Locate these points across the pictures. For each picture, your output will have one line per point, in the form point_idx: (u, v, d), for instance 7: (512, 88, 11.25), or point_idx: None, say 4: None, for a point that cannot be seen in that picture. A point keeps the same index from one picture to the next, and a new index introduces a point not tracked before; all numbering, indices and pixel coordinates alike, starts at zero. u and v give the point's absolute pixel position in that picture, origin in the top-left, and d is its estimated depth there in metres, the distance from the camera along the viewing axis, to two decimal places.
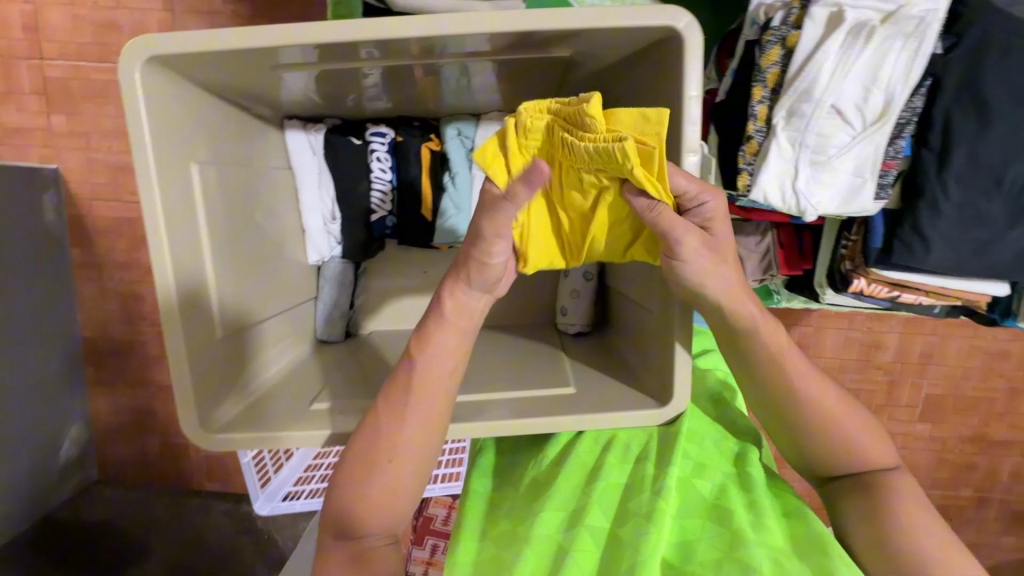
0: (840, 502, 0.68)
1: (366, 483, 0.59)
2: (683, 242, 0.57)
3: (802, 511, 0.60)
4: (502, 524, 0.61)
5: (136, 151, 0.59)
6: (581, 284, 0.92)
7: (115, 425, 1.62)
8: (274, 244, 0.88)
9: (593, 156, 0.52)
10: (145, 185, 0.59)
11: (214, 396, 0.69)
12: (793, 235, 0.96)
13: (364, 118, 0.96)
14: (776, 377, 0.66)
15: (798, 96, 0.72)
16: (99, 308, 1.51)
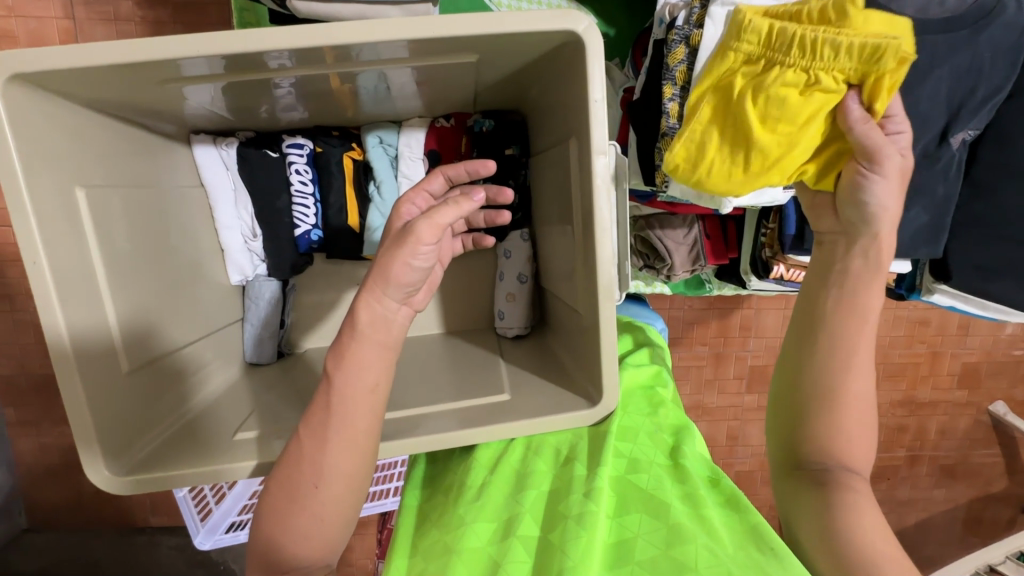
0: (799, 494, 0.61)
1: (291, 515, 0.57)
2: (887, 158, 0.59)
3: (738, 496, 0.62)
4: (432, 538, 0.61)
5: (5, 178, 0.54)
6: (519, 288, 0.92)
7: (42, 465, 1.51)
8: (191, 267, 0.82)
9: (847, 53, 0.58)
10: (18, 220, 0.54)
11: (123, 436, 0.64)
12: (718, 226, 1.00)
13: (279, 130, 0.92)
14: (837, 321, 0.61)
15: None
16: (14, 343, 1.41)
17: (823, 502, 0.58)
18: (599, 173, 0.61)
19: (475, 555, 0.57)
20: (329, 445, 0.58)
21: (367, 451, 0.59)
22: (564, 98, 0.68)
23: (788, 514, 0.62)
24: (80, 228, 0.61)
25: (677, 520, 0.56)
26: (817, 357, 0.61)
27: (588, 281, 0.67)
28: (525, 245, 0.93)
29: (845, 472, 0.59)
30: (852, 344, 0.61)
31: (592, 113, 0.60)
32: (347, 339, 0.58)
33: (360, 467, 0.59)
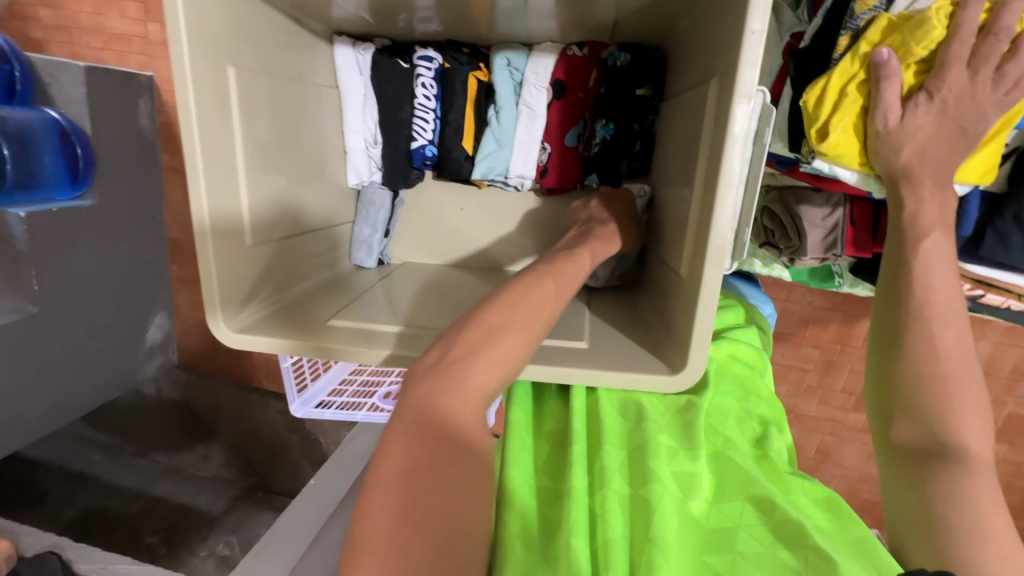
0: (896, 478, 0.60)
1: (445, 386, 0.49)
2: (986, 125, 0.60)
3: (846, 511, 0.58)
4: (546, 484, 0.63)
5: (175, 50, 0.59)
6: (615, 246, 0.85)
7: (193, 321, 1.82)
8: (316, 163, 0.89)
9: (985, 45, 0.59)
10: (182, 99, 0.61)
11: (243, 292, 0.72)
12: (869, 212, 0.84)
13: (413, 41, 0.93)
14: (915, 316, 0.62)
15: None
16: (184, 210, 1.69)
17: (921, 482, 0.57)
18: (738, 123, 0.53)
19: (579, 494, 0.58)
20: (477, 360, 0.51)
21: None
22: (714, 31, 0.59)
23: (889, 499, 0.61)
24: (228, 107, 0.67)
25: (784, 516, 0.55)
26: (903, 351, 0.62)
27: (698, 238, 0.61)
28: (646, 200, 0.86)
29: (958, 458, 0.57)
30: (932, 335, 0.61)
31: (745, 45, 0.51)
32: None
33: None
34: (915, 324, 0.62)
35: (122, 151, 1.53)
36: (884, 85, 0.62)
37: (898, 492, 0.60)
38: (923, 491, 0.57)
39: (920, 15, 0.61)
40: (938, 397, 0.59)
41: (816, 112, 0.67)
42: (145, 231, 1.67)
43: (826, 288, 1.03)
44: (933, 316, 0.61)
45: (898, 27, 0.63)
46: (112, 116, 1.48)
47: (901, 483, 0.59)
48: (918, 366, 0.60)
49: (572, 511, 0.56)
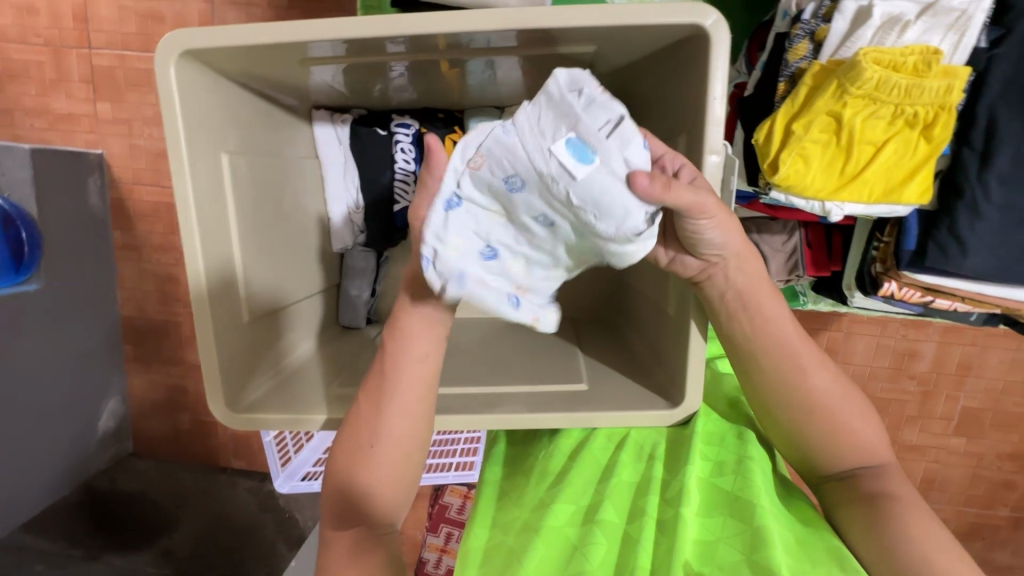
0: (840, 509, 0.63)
1: (377, 434, 0.63)
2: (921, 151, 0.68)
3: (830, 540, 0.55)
4: (513, 515, 0.62)
5: (172, 142, 0.63)
6: (512, 259, 0.57)
7: (149, 401, 1.72)
8: (301, 231, 0.90)
9: (924, 93, 0.65)
10: (180, 186, 0.63)
11: (243, 380, 0.72)
12: (822, 235, 0.93)
13: (389, 110, 0.97)
14: (773, 357, 0.63)
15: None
16: (138, 287, 1.62)
17: (866, 510, 0.61)
18: (708, 173, 0.59)
19: (556, 533, 0.57)
20: (392, 407, 0.64)
21: (424, 419, 0.65)
22: (675, 93, 0.67)
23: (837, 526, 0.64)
24: (221, 186, 0.69)
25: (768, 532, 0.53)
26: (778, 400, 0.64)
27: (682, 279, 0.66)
28: (479, 161, 0.54)
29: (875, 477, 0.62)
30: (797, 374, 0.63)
31: (710, 110, 0.58)
32: (402, 310, 0.64)
33: (414, 435, 0.65)
34: (781, 365, 0.63)
35: (72, 233, 1.48)
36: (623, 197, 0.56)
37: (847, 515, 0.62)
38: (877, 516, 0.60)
39: (850, 61, 0.66)
40: (829, 427, 0.63)
41: (768, 149, 0.72)
42: (95, 312, 1.58)
43: (792, 307, 1.10)
44: (790, 350, 0.63)
45: (832, 71, 0.68)
46: (60, 197, 1.43)
47: (847, 514, 0.62)
48: (794, 405, 0.63)
49: (531, 555, 0.55)
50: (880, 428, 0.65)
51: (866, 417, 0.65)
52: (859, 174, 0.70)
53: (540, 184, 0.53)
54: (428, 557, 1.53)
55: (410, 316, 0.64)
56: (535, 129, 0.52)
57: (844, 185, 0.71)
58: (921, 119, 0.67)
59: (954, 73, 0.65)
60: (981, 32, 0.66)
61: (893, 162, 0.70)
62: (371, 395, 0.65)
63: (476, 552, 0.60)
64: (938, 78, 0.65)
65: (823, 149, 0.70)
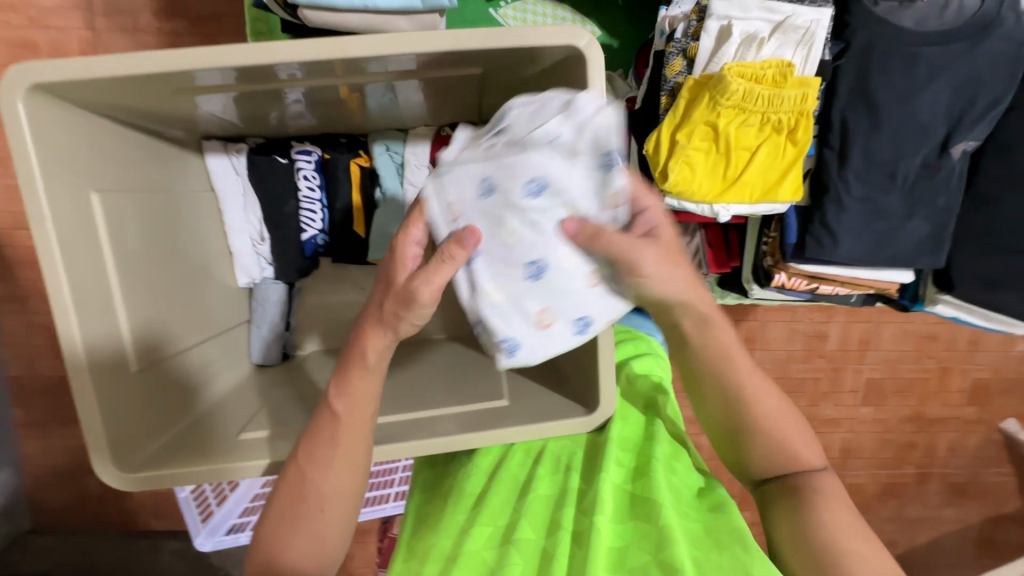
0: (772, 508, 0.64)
1: (312, 480, 0.59)
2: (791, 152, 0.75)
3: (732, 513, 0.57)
4: (432, 538, 0.59)
5: (28, 189, 0.57)
6: (553, 262, 0.54)
7: (48, 468, 1.53)
8: (199, 270, 0.85)
9: (784, 101, 0.72)
10: (42, 237, 0.58)
11: (141, 442, 0.67)
12: (720, 234, 1.00)
13: (288, 137, 0.94)
14: (717, 374, 0.65)
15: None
16: (26, 343, 1.45)
17: (791, 507, 0.62)
18: None
19: (473, 559, 0.55)
20: (324, 463, 0.60)
21: (360, 467, 0.61)
22: None
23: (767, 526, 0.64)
24: (94, 230, 0.64)
25: (672, 531, 0.53)
26: (727, 415, 0.65)
27: None
28: (454, 209, 0.54)
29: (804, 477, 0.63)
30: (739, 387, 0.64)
31: None
32: (356, 366, 0.60)
33: (355, 487, 0.61)
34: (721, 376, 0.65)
35: None
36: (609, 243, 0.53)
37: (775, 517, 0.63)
38: (799, 515, 0.61)
39: (718, 75, 0.72)
40: (764, 433, 0.64)
41: (656, 159, 0.77)
42: None
43: (703, 303, 1.16)
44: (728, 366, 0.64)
45: (704, 85, 0.74)
46: None
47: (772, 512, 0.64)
48: (731, 415, 0.65)
49: None
50: (812, 432, 0.66)
51: (800, 424, 0.65)
52: (740, 177, 0.76)
53: (499, 170, 0.52)
54: None
55: (358, 375, 0.60)
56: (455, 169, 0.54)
57: (729, 187, 0.77)
58: (787, 123, 0.74)
59: (806, 82, 0.72)
60: (824, 48, 0.75)
61: (769, 163, 0.76)
62: (306, 454, 0.61)
63: None
64: (795, 87, 0.71)
65: (704, 157, 0.76)
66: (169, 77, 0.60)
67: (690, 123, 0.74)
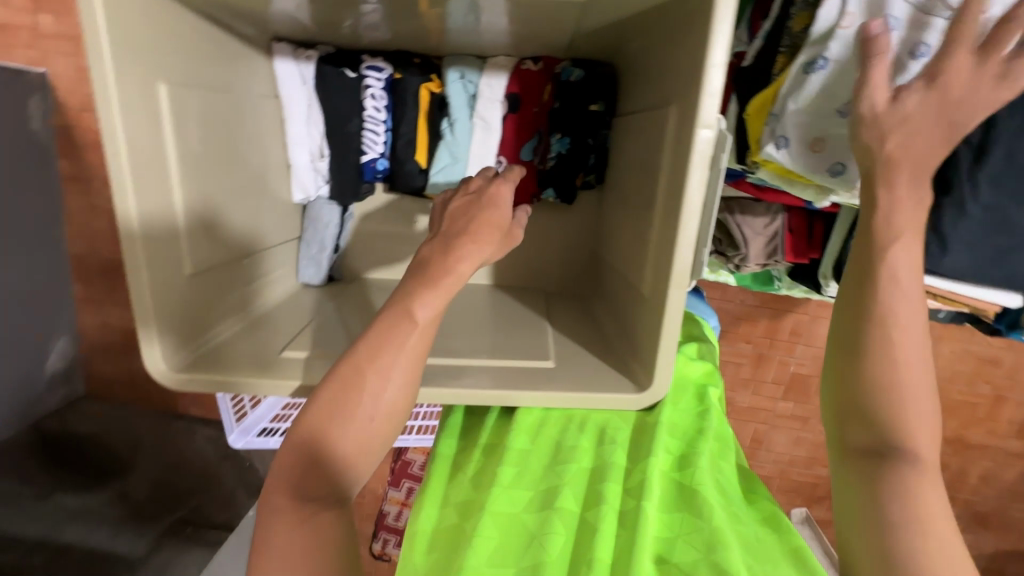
0: (853, 483, 0.55)
1: (366, 393, 0.53)
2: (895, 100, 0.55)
3: (783, 521, 0.55)
4: (463, 492, 0.60)
5: (97, 73, 0.54)
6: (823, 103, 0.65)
7: (102, 342, 1.63)
8: (257, 179, 0.83)
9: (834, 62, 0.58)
10: (108, 125, 0.55)
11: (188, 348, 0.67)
12: (805, 222, 0.91)
13: (360, 50, 0.88)
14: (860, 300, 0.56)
15: (814, 57, 0.63)
16: (87, 223, 1.51)
17: (868, 480, 0.53)
18: (699, 148, 0.55)
19: (504, 519, 0.55)
20: (379, 375, 0.53)
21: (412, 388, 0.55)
22: (674, 56, 0.61)
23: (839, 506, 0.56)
24: (159, 124, 0.61)
25: (724, 533, 0.51)
26: (860, 347, 0.56)
27: (659, 258, 0.63)
28: (846, 19, 0.61)
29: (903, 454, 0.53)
30: (886, 321, 0.55)
31: (706, 78, 0.53)
32: (443, 283, 0.55)
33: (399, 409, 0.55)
34: (873, 329, 0.55)
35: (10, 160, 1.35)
36: (872, 65, 0.55)
37: (849, 518, 0.54)
38: (885, 508, 0.51)
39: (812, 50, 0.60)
40: (876, 383, 0.54)
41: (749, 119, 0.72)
42: (41, 245, 1.46)
43: (766, 290, 1.08)
44: (889, 317, 0.55)
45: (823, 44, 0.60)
46: None
47: (850, 490, 0.55)
48: (854, 350, 0.56)
49: (478, 540, 0.53)
50: (937, 419, 0.54)
51: (928, 408, 0.54)
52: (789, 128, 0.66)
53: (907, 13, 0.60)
54: (388, 510, 1.47)
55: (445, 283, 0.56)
56: None
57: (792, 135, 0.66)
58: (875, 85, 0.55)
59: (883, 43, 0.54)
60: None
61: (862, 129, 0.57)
62: (357, 367, 0.53)
63: (423, 531, 0.58)
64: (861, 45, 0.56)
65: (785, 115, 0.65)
66: None
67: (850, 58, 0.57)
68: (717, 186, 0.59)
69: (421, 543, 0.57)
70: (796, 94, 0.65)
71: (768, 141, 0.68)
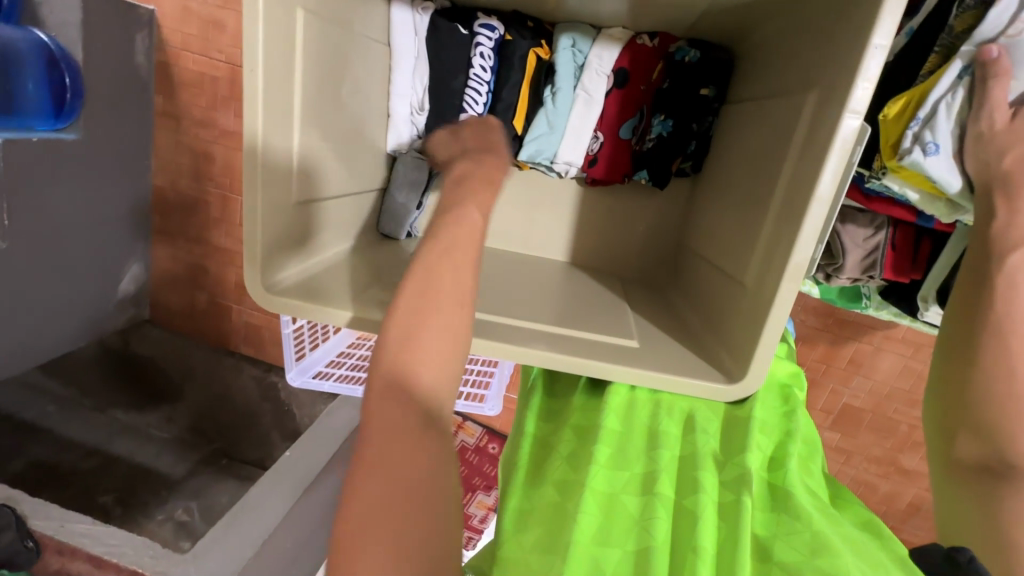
0: (962, 494, 0.55)
1: (425, 322, 0.50)
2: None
3: (882, 528, 0.55)
4: (561, 466, 0.60)
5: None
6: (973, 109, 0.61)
7: (170, 274, 1.72)
8: (357, 124, 0.84)
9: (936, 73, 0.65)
10: (251, 48, 0.57)
11: (277, 267, 0.68)
12: (910, 239, 0.86)
13: (474, 7, 0.88)
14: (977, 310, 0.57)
15: (970, 62, 0.61)
16: (173, 159, 1.58)
17: (984, 492, 0.54)
18: (841, 136, 0.51)
19: (600, 497, 0.55)
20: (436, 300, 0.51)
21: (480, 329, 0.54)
22: (821, 36, 0.57)
23: (944, 513, 0.57)
24: (291, 53, 0.63)
25: (828, 537, 0.49)
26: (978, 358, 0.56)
27: (770, 249, 0.60)
28: (1015, 28, 0.58)
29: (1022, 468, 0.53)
30: (1007, 334, 0.55)
31: (866, 59, 0.48)
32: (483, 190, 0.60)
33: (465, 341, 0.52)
34: (992, 339, 0.55)
35: (114, 89, 1.42)
36: (990, 84, 0.59)
37: (950, 518, 0.56)
38: (987, 516, 0.53)
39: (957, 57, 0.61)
40: (990, 393, 0.54)
41: (885, 119, 0.67)
42: (129, 174, 1.54)
43: (850, 308, 1.02)
44: (1013, 330, 0.55)
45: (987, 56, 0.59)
46: (105, 49, 1.36)
47: (959, 499, 0.56)
48: (970, 359, 0.57)
49: (583, 518, 0.53)
50: None
51: None
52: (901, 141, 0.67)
53: None
54: None
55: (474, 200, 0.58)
56: None
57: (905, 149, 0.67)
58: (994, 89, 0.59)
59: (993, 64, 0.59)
60: None
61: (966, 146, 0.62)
62: (413, 316, 0.50)
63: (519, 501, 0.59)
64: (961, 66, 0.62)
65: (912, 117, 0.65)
66: None
67: (970, 70, 0.61)
68: (847, 185, 0.55)
69: (516, 510, 0.58)
70: (948, 98, 0.62)
71: (911, 147, 0.63)
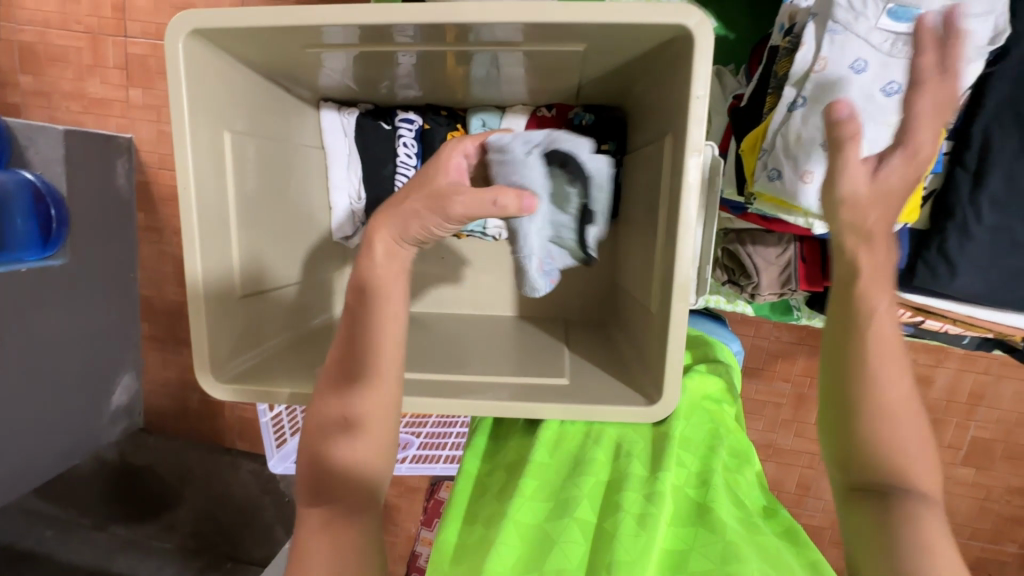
0: (863, 528, 0.56)
1: (355, 397, 0.61)
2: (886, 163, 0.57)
3: (801, 532, 0.57)
4: (489, 506, 0.63)
5: (178, 123, 0.67)
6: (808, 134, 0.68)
7: (163, 380, 1.76)
8: (303, 217, 0.94)
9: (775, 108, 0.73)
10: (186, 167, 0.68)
11: (229, 350, 0.75)
12: (817, 249, 0.92)
13: (394, 105, 0.99)
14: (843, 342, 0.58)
15: (795, 97, 0.69)
16: (157, 269, 1.68)
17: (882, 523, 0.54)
18: (690, 171, 0.60)
19: (524, 528, 0.58)
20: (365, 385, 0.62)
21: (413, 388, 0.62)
22: (666, 93, 0.68)
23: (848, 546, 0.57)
24: (222, 164, 0.73)
25: (737, 543, 0.53)
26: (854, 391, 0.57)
27: (663, 277, 0.67)
28: (821, 63, 0.67)
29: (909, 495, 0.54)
30: (876, 366, 0.57)
31: (691, 108, 0.59)
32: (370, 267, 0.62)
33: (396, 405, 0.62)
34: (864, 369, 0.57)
35: (98, 212, 1.53)
36: (845, 148, 0.55)
37: (856, 552, 0.56)
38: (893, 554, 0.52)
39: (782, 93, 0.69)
40: (870, 424, 0.56)
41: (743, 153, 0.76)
42: (114, 288, 1.63)
43: (786, 321, 1.09)
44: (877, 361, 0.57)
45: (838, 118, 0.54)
46: (88, 177, 1.49)
47: (860, 534, 0.55)
48: (846, 392, 0.58)
49: (497, 552, 0.55)
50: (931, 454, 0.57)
51: (917, 445, 0.56)
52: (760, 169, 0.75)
53: (881, 59, 0.65)
54: (420, 552, 1.45)
55: (386, 279, 0.62)
56: (860, 8, 0.65)
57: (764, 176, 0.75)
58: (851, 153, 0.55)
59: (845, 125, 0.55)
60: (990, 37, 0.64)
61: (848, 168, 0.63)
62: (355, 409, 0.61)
63: (444, 554, 0.61)
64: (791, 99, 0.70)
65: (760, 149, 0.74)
66: (296, 32, 0.66)
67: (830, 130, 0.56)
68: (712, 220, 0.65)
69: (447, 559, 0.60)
70: (784, 129, 0.69)
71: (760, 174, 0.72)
